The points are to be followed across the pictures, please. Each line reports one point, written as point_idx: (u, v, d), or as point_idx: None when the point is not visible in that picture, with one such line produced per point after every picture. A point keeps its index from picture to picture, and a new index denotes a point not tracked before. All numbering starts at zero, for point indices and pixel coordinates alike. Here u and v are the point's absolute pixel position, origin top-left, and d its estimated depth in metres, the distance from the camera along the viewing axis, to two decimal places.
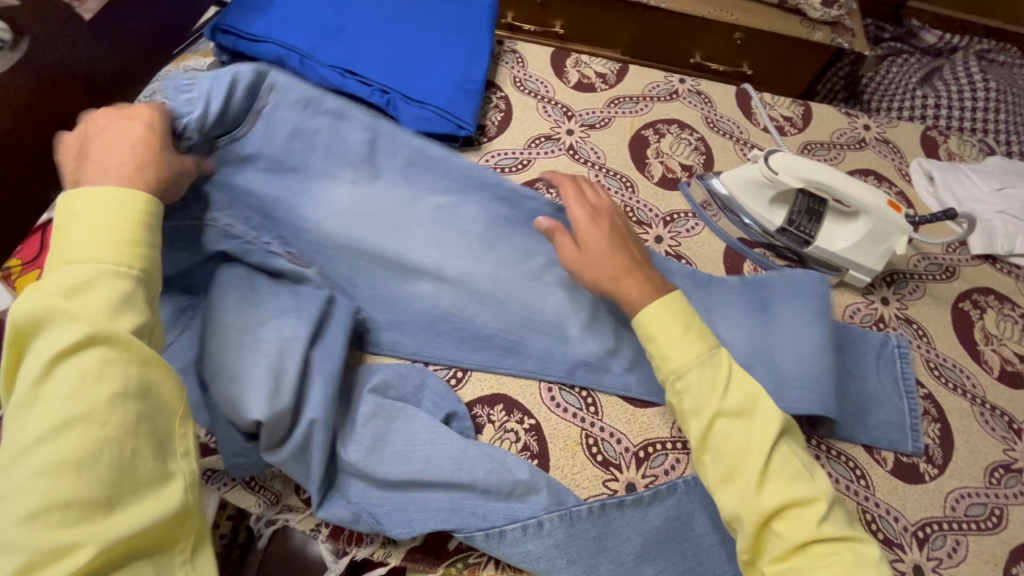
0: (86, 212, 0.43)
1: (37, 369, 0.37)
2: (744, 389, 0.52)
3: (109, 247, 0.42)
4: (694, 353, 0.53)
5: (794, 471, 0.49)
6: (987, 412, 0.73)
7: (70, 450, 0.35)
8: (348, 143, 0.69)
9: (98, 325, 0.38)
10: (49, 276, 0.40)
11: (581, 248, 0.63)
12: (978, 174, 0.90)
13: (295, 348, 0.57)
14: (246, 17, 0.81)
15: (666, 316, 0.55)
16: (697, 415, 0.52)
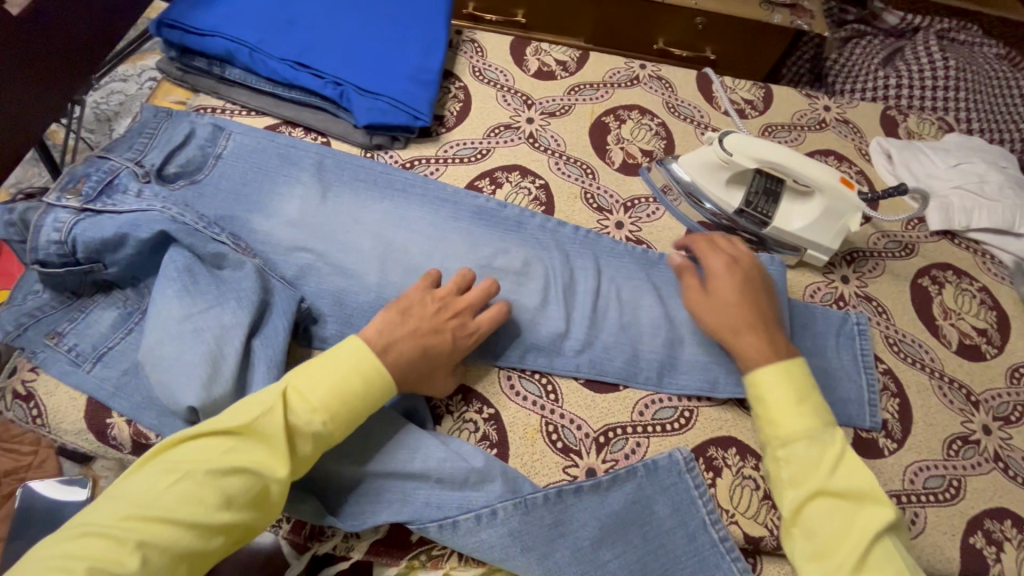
0: (358, 382, 0.52)
1: (220, 469, 0.46)
2: (858, 475, 0.54)
3: (342, 410, 0.51)
4: (806, 427, 0.56)
5: (894, 570, 0.50)
6: (945, 385, 0.74)
7: (164, 540, 0.43)
8: (298, 164, 0.77)
9: (277, 466, 0.48)
10: (298, 401, 0.50)
11: (708, 293, 0.67)
12: (935, 151, 0.90)
13: (237, 338, 0.58)
14: (194, 12, 0.80)
15: (781, 389, 0.58)
16: (798, 487, 0.55)
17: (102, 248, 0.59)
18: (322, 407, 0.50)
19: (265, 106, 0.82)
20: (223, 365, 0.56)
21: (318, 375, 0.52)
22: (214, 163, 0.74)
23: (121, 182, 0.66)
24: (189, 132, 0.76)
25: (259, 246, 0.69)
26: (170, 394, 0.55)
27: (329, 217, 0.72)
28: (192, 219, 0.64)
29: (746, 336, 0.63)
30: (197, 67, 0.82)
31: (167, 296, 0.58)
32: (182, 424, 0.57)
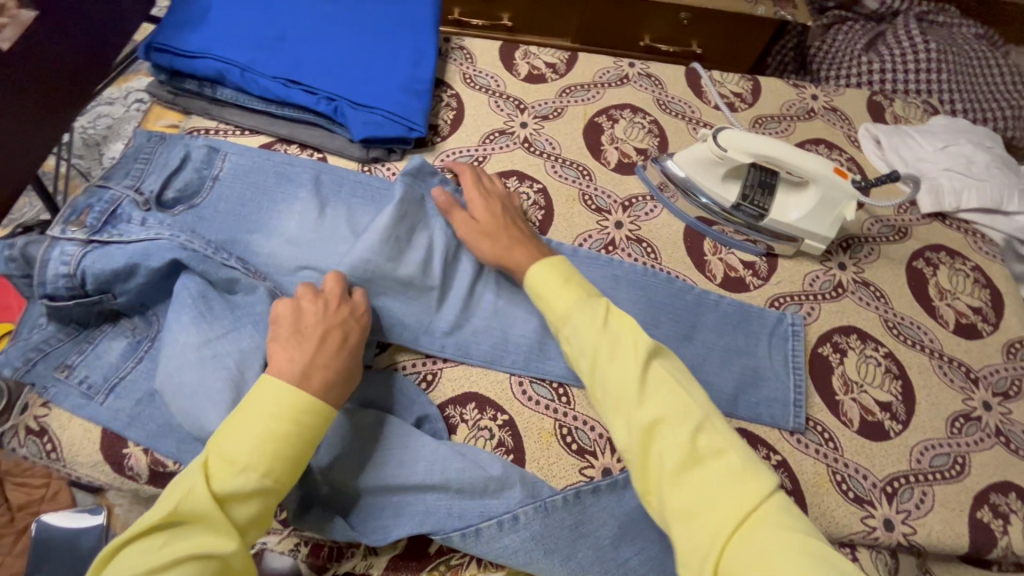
0: (287, 428, 0.50)
1: (173, 558, 0.43)
2: (623, 322, 0.55)
3: (277, 460, 0.49)
4: (573, 300, 0.58)
5: (669, 385, 0.51)
6: (945, 365, 0.75)
7: None
8: (296, 181, 0.77)
9: (222, 538, 0.45)
10: (222, 469, 0.47)
11: (473, 221, 0.71)
12: (922, 134, 0.92)
13: (256, 361, 0.57)
14: (182, 34, 0.80)
15: (548, 281, 0.60)
16: (585, 361, 0.55)
17: (112, 278, 0.59)
18: (256, 465, 0.47)
19: (258, 124, 0.82)
20: (245, 390, 0.55)
21: (234, 437, 0.48)
22: (212, 186, 0.74)
23: (124, 212, 0.66)
24: (184, 154, 0.75)
25: (266, 268, 0.70)
26: (196, 424, 0.53)
27: (333, 234, 0.73)
28: (200, 245, 0.62)
29: (519, 253, 0.68)
30: (188, 89, 0.81)
31: (183, 323, 0.57)
32: (201, 451, 0.57)
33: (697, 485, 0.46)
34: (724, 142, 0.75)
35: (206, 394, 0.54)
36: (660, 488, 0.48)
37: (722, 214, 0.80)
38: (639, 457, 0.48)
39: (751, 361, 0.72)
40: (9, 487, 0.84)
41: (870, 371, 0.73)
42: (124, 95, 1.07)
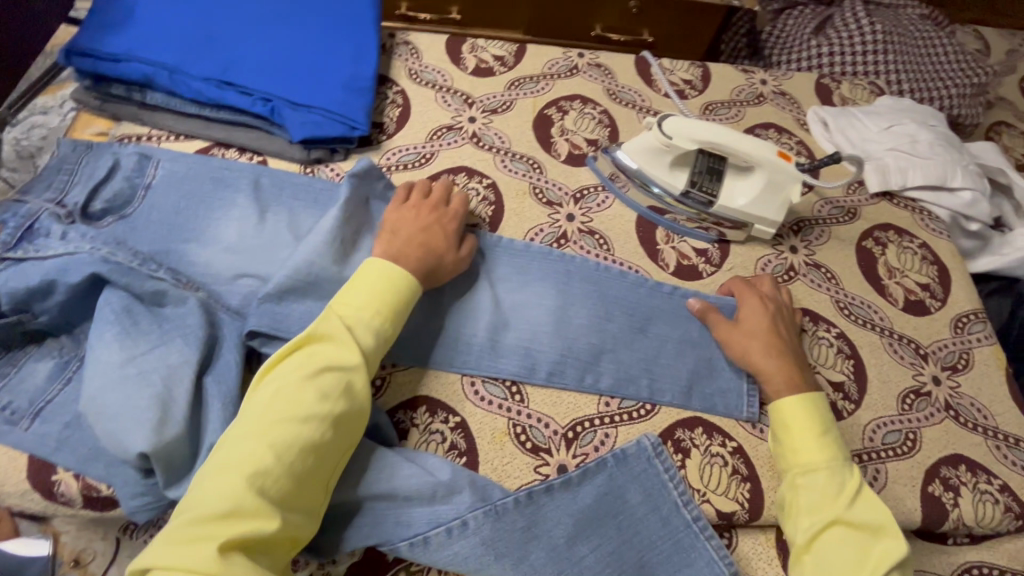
0: (392, 290, 0.60)
1: (305, 374, 0.52)
2: (830, 455, 0.60)
3: (391, 310, 0.59)
4: (822, 458, 0.60)
5: (878, 511, 0.57)
6: (895, 342, 0.76)
7: (282, 443, 0.49)
8: (235, 187, 0.74)
9: (345, 359, 0.54)
10: (350, 312, 0.58)
11: (737, 325, 0.70)
12: (868, 115, 0.93)
13: (186, 376, 0.55)
14: (105, 37, 0.76)
15: (804, 417, 0.63)
16: (812, 515, 0.58)
17: (30, 295, 0.57)
18: (372, 312, 0.58)
19: (193, 129, 0.79)
20: (172, 406, 0.53)
21: (354, 290, 0.59)
22: (144, 195, 0.71)
23: (43, 226, 0.63)
24: (113, 163, 0.72)
25: (202, 279, 0.67)
26: (118, 444, 0.51)
27: (274, 240, 0.71)
28: (124, 258, 0.60)
29: (770, 359, 0.67)
30: (115, 94, 0.78)
31: (105, 340, 0.55)
32: (132, 473, 0.53)
33: (819, 563, 0.56)
34: (669, 129, 0.75)
35: (130, 413, 0.51)
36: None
37: (672, 202, 0.80)
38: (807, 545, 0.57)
39: (704, 348, 0.72)
40: None
41: (822, 352, 0.74)
42: (59, 104, 0.94)
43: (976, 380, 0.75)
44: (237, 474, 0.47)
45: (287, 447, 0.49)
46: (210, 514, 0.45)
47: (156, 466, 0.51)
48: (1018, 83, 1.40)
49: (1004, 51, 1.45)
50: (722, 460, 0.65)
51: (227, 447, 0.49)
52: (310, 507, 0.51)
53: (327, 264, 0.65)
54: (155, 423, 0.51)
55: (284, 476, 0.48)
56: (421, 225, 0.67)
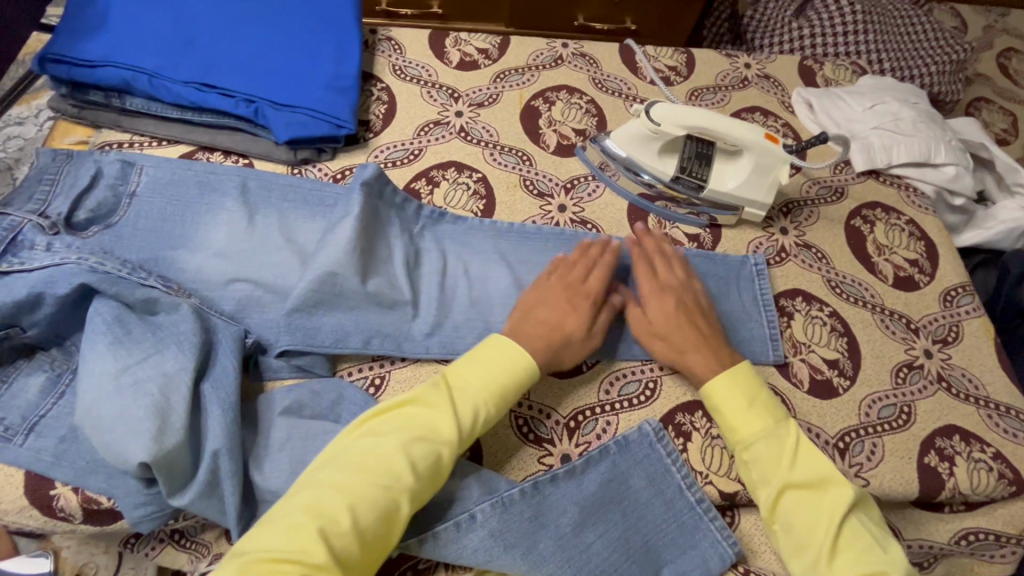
0: (512, 375, 0.60)
1: (395, 443, 0.53)
2: (762, 423, 0.61)
3: (500, 399, 0.59)
4: (760, 426, 0.61)
5: (818, 463, 0.59)
6: (887, 318, 0.77)
7: (360, 505, 0.50)
8: (222, 190, 0.73)
9: (441, 431, 0.55)
10: (461, 383, 0.58)
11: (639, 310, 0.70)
12: (851, 95, 0.94)
13: (183, 384, 0.54)
14: (80, 42, 0.74)
15: (731, 391, 0.63)
16: (767, 485, 0.59)
17: (16, 310, 0.55)
18: (489, 386, 0.58)
19: (176, 133, 0.77)
20: (171, 415, 0.52)
21: (475, 359, 0.60)
22: (130, 202, 0.70)
23: (26, 238, 0.61)
24: (96, 171, 0.71)
25: (194, 285, 0.66)
26: (117, 455, 0.50)
27: (265, 243, 0.70)
28: (114, 268, 0.59)
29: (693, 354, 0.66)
30: (94, 101, 0.76)
31: (98, 351, 0.53)
32: (133, 483, 0.53)
33: (794, 524, 0.58)
34: (656, 116, 0.75)
35: (128, 423, 0.50)
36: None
37: (662, 188, 0.80)
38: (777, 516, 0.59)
39: None
40: None
41: (816, 331, 0.75)
42: (35, 113, 0.93)
43: (967, 352, 0.76)
44: (304, 527, 0.48)
45: (367, 507, 0.50)
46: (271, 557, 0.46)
47: (157, 476, 0.51)
48: (995, 58, 1.42)
49: (980, 27, 1.47)
50: (723, 442, 0.66)
51: (305, 494, 0.50)
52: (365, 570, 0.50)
53: (323, 264, 0.65)
54: (154, 432, 0.50)
55: (352, 536, 0.49)
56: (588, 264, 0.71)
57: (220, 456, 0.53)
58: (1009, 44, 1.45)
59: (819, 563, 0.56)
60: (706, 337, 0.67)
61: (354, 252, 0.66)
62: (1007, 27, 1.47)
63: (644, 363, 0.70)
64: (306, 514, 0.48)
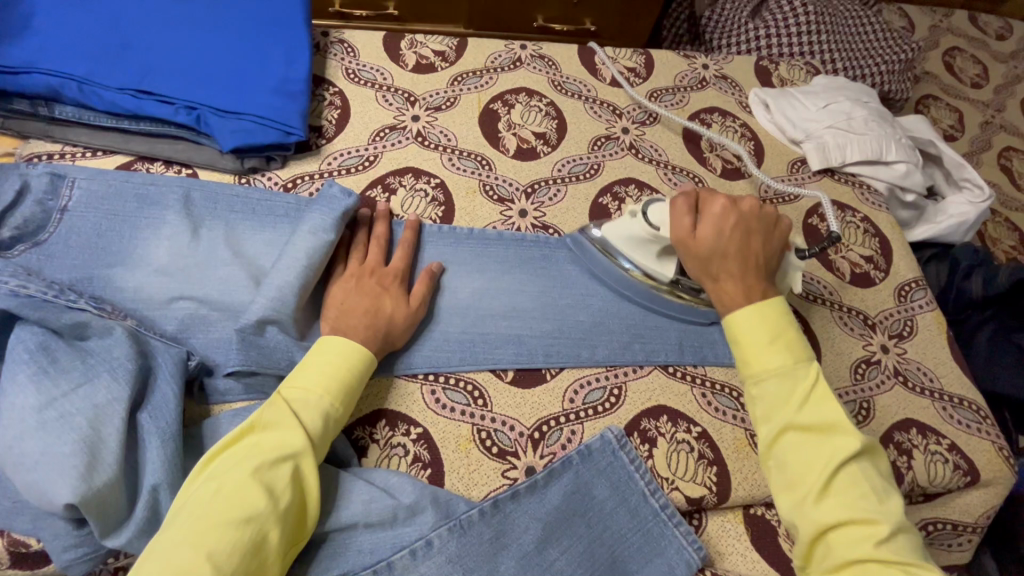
0: (347, 373, 0.57)
1: (246, 468, 0.48)
2: (822, 408, 0.53)
3: (344, 397, 0.57)
4: (779, 361, 0.56)
5: (860, 492, 0.50)
6: (845, 315, 0.78)
7: (227, 545, 0.45)
8: (162, 204, 0.69)
9: (294, 446, 0.51)
10: (298, 394, 0.55)
11: (695, 236, 0.63)
12: (805, 94, 0.95)
13: (117, 414, 0.51)
14: (1, 47, 0.69)
15: (754, 320, 0.58)
16: (769, 421, 0.54)
17: None
18: (329, 391, 0.56)
19: (111, 143, 0.73)
20: (102, 450, 0.48)
21: (311, 367, 0.57)
22: (60, 218, 0.66)
23: None
24: (21, 185, 0.66)
25: (133, 306, 0.62)
26: (41, 496, 0.46)
27: (209, 258, 0.67)
28: (37, 289, 0.55)
29: (727, 282, 0.61)
30: (18, 110, 0.71)
31: (19, 384, 0.49)
32: (62, 524, 0.49)
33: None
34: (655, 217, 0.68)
35: (54, 461, 0.47)
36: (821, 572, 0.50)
37: (659, 288, 0.72)
38: (805, 546, 0.51)
39: (664, 336, 0.72)
40: None
41: None
42: None
43: (921, 346, 0.78)
44: None
45: (229, 552, 0.45)
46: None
47: (87, 515, 0.47)
48: (940, 57, 1.47)
49: (927, 27, 1.52)
50: (688, 447, 0.66)
51: (161, 554, 0.44)
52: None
53: (273, 280, 0.62)
54: (85, 471, 0.47)
55: None
56: (355, 274, 0.66)
57: (160, 490, 0.50)
58: (954, 44, 1.50)
59: (805, 503, 0.51)
60: (736, 276, 0.61)
61: (306, 265, 0.63)
62: (951, 27, 1.53)
63: (608, 370, 0.69)
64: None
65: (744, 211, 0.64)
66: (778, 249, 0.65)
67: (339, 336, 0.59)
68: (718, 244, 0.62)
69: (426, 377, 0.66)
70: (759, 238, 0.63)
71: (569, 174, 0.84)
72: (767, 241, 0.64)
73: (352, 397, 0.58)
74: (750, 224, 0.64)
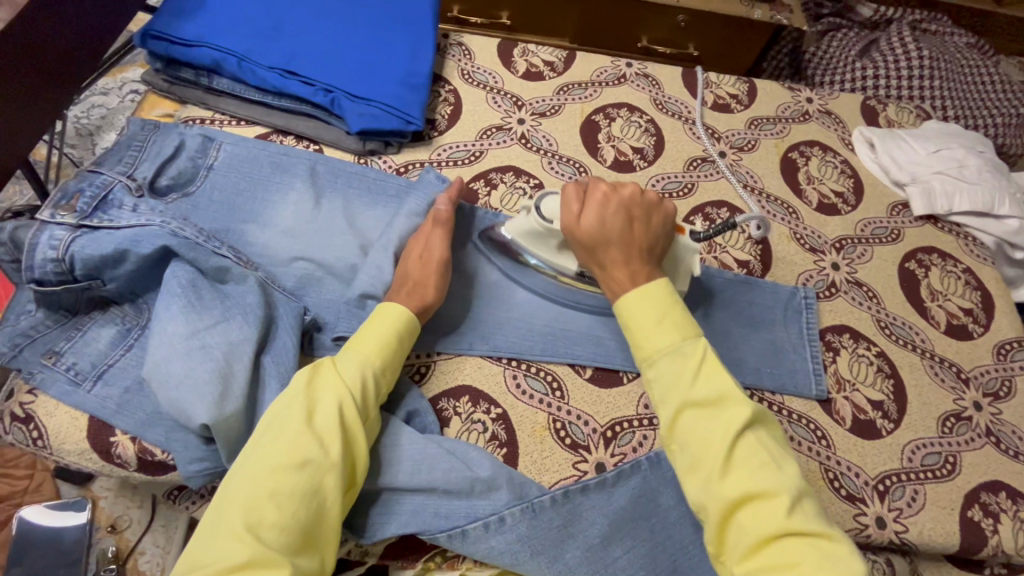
0: (395, 338, 0.61)
1: (300, 418, 0.53)
2: (712, 382, 0.52)
3: (388, 360, 0.60)
4: (666, 341, 0.55)
5: (759, 462, 0.49)
6: (936, 365, 0.76)
7: (285, 488, 0.49)
8: (292, 173, 0.77)
9: (342, 401, 0.55)
10: (349, 355, 0.59)
11: (578, 225, 0.64)
12: (915, 138, 0.93)
13: (246, 353, 0.57)
14: (179, 22, 0.79)
15: (641, 299, 0.58)
16: (664, 405, 0.53)
17: (101, 264, 0.58)
18: (374, 353, 0.59)
19: (254, 115, 0.81)
20: (233, 381, 0.55)
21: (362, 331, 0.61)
22: (206, 175, 0.74)
23: (116, 197, 0.64)
24: (179, 143, 0.75)
25: (259, 259, 0.69)
26: (181, 412, 0.53)
27: (328, 226, 0.73)
28: (192, 233, 0.62)
29: (613, 264, 0.62)
30: (183, 78, 0.81)
31: (171, 313, 0.57)
32: (192, 439, 0.56)
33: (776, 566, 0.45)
34: (547, 211, 0.67)
35: (193, 383, 0.53)
36: (734, 561, 0.48)
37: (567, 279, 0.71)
38: (715, 531, 0.49)
39: (743, 359, 0.72)
40: None
41: (862, 370, 0.74)
42: (120, 86, 1.07)
43: (1018, 409, 0.74)
44: (238, 520, 0.47)
45: (289, 494, 0.49)
46: (219, 569, 0.45)
47: (216, 437, 0.53)
48: None
49: None
50: None
51: (235, 490, 0.49)
52: (320, 550, 0.51)
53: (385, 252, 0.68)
54: (219, 394, 0.54)
55: (284, 522, 0.48)
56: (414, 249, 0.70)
57: None
58: None
59: (710, 481, 0.49)
60: (628, 257, 0.62)
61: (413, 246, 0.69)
62: None
63: None
64: (241, 511, 0.47)
65: (626, 197, 0.65)
66: (662, 235, 0.65)
67: (389, 303, 0.63)
68: (605, 230, 0.63)
69: (509, 362, 0.69)
70: (642, 222, 0.64)
71: (662, 190, 0.86)
72: (654, 227, 0.65)
73: (398, 361, 0.62)
74: (633, 210, 0.65)
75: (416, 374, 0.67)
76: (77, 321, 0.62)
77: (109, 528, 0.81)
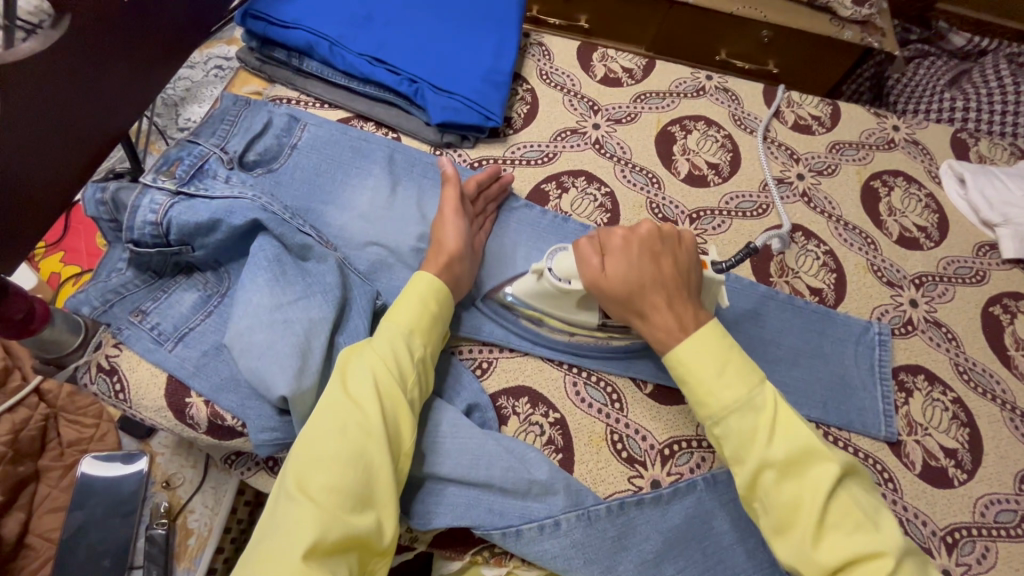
0: (428, 307, 0.60)
1: (338, 386, 0.53)
2: (791, 440, 0.49)
3: (421, 324, 0.60)
4: (735, 395, 0.51)
5: (853, 523, 0.47)
6: (1016, 418, 0.72)
7: (329, 451, 0.49)
8: (372, 158, 0.78)
9: (378, 364, 0.54)
10: (385, 324, 0.59)
11: (605, 275, 0.59)
12: (1010, 177, 0.89)
13: (323, 331, 0.58)
14: (278, 3, 0.81)
15: (702, 347, 0.54)
16: (740, 465, 0.51)
17: (195, 231, 0.61)
18: (405, 319, 0.59)
19: (339, 99, 0.83)
20: (310, 357, 0.57)
21: (397, 301, 0.61)
22: (290, 153, 0.76)
23: (210, 168, 0.67)
24: (267, 121, 0.77)
25: (336, 240, 0.71)
26: (262, 382, 0.54)
27: (402, 214, 0.74)
28: (279, 210, 0.64)
29: (653, 312, 0.58)
30: (276, 58, 0.83)
31: (257, 285, 0.58)
32: (266, 409, 0.58)
33: None
34: (561, 269, 0.62)
35: (273, 356, 0.55)
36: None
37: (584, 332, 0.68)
38: None
39: (809, 389, 0.70)
40: (61, 422, 0.86)
41: (936, 416, 0.71)
42: (205, 61, 1.10)
43: None
44: (290, 483, 0.48)
45: (334, 455, 0.49)
46: (279, 532, 0.45)
47: (292, 409, 0.55)
48: None
49: None
50: None
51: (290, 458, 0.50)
52: (378, 509, 0.50)
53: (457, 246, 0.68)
54: (297, 367, 0.55)
55: (332, 483, 0.47)
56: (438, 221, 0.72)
57: None
58: None
59: (804, 545, 0.47)
60: (669, 301, 0.57)
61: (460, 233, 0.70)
62: None
63: None
64: (293, 475, 0.48)
65: (646, 237, 0.61)
66: (691, 265, 0.61)
67: (418, 272, 0.63)
68: (633, 276, 0.58)
69: (569, 367, 0.69)
70: (668, 259, 0.60)
71: (736, 208, 0.84)
72: (680, 258, 0.61)
73: (433, 327, 0.61)
74: (655, 248, 0.60)
75: (476, 368, 0.67)
76: (161, 285, 0.65)
77: (163, 484, 0.81)
